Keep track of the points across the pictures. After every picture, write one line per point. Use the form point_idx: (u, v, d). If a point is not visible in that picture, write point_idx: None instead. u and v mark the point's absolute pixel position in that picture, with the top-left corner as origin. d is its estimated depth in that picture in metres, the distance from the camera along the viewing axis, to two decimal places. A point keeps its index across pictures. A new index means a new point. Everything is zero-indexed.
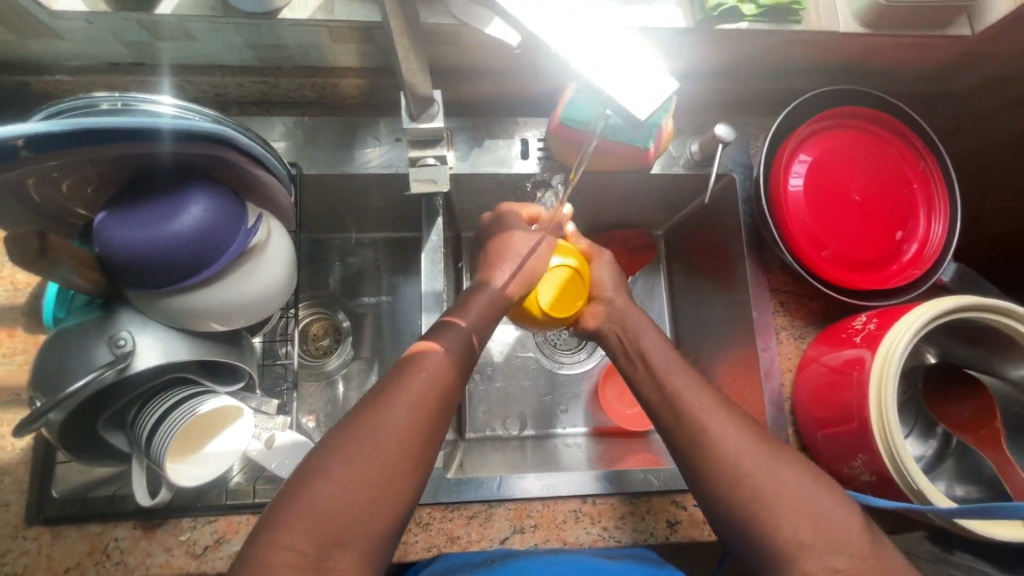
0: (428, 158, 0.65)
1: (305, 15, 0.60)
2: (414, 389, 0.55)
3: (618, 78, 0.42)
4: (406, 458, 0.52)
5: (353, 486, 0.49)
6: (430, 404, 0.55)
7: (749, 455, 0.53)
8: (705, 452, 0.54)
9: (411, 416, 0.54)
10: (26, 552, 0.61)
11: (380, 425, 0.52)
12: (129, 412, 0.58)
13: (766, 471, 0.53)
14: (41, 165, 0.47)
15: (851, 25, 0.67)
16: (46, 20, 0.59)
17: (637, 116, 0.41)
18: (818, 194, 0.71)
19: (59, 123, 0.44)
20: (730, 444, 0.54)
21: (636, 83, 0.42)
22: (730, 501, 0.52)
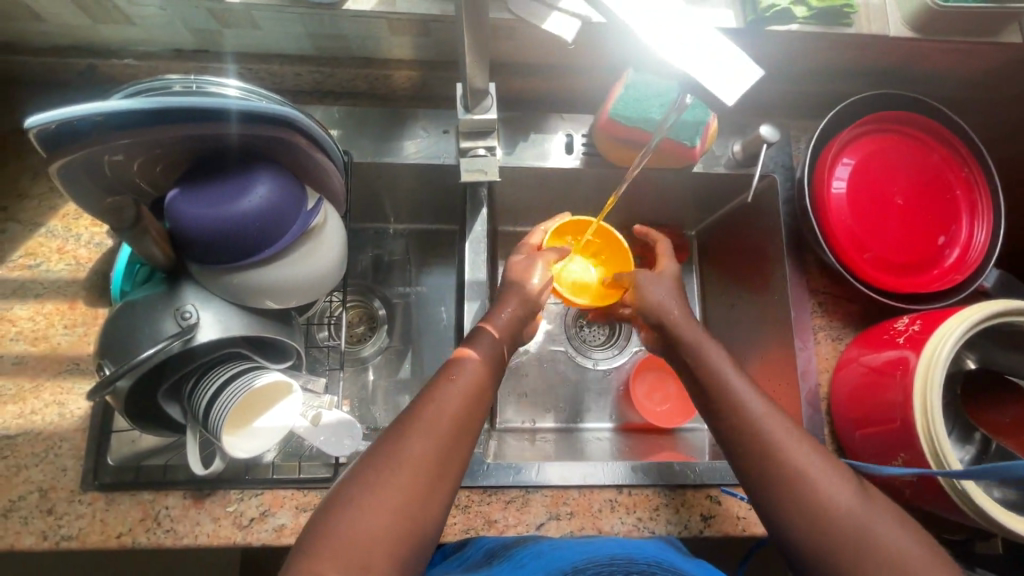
0: (479, 149, 0.68)
1: (368, 7, 0.62)
2: (433, 418, 0.54)
3: (706, 63, 0.40)
4: (425, 489, 0.51)
5: (372, 517, 0.48)
6: (453, 427, 0.55)
7: (787, 434, 0.55)
8: (745, 428, 0.56)
9: (430, 445, 0.53)
10: (80, 516, 0.63)
11: (400, 453, 0.52)
12: (187, 384, 0.60)
13: (805, 449, 0.54)
14: (120, 144, 0.49)
15: (900, 29, 0.67)
16: (123, 5, 0.62)
17: (726, 101, 0.40)
18: (861, 197, 0.72)
19: (140, 102, 0.47)
20: (770, 422, 0.56)
21: (723, 64, 0.41)
22: (781, 493, 0.53)
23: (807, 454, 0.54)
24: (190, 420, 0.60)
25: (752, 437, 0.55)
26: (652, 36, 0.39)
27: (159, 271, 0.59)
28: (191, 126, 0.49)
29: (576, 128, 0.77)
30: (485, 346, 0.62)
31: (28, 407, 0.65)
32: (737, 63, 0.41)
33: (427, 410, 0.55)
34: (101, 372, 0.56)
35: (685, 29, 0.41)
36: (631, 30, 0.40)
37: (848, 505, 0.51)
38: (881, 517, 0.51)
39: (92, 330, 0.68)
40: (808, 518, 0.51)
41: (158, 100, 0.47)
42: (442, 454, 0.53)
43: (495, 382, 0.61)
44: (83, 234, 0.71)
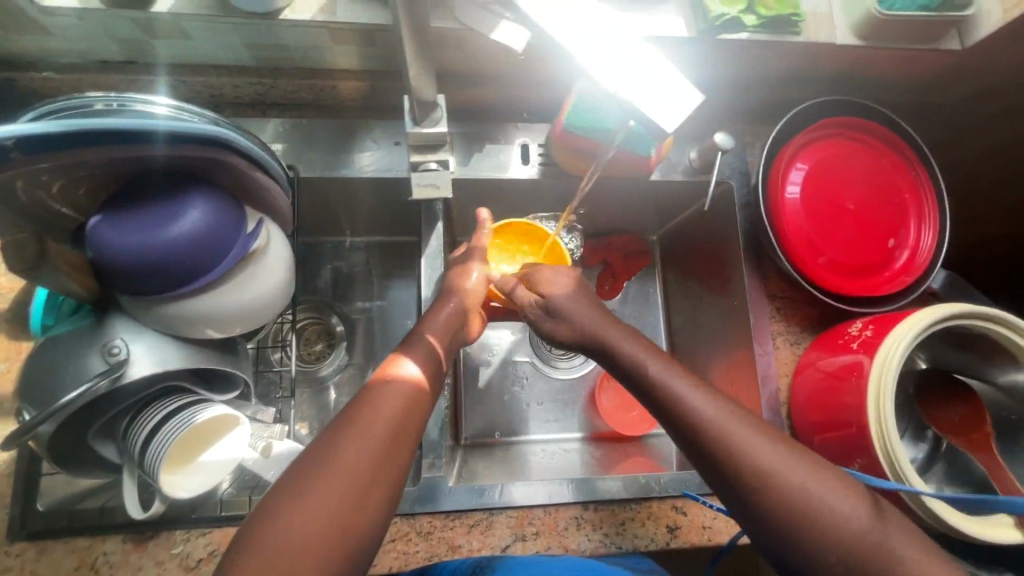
0: (430, 163, 0.65)
1: (307, 16, 0.59)
2: (370, 420, 0.51)
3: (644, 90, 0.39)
4: (361, 492, 0.47)
5: (302, 524, 0.45)
6: (394, 427, 0.51)
7: (745, 430, 0.52)
8: (697, 430, 0.53)
9: (365, 444, 0.49)
10: (9, 568, 0.58)
11: (333, 457, 0.48)
12: (122, 422, 0.56)
13: (768, 444, 0.52)
14: (31, 167, 0.45)
15: (847, 36, 0.68)
16: (35, 15, 0.57)
17: (667, 130, 0.39)
18: (814, 202, 0.73)
19: (50, 124, 0.43)
20: (728, 423, 0.53)
21: (665, 91, 0.40)
22: (793, 533, 0.49)
23: (767, 447, 0.51)
24: (126, 462, 0.57)
25: (704, 436, 0.52)
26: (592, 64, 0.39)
27: (85, 304, 0.54)
28: (121, 148, 0.46)
29: (533, 137, 0.76)
30: (427, 359, 0.58)
31: None
32: (681, 89, 0.40)
33: (365, 406, 0.51)
34: (21, 418, 0.52)
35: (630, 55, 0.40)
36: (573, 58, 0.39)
37: (851, 515, 0.49)
38: (848, 503, 0.49)
39: (16, 366, 0.63)
40: (782, 510, 0.49)
41: (73, 122, 0.43)
42: (379, 457, 0.49)
43: (433, 394, 0.57)
44: (4, 262, 0.66)
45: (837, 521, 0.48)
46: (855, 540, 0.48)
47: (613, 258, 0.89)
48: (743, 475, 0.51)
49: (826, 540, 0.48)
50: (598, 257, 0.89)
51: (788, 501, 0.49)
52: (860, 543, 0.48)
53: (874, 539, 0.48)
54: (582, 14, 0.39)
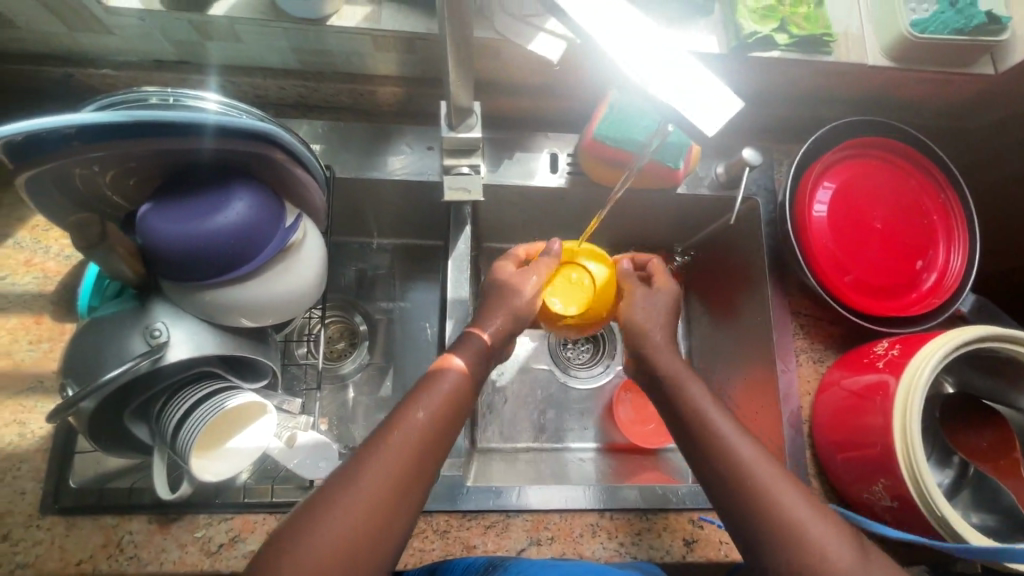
0: (463, 167, 0.67)
1: (352, 23, 0.61)
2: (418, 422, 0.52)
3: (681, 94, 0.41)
4: (404, 490, 0.49)
5: (351, 517, 0.46)
6: (438, 430, 0.53)
7: (757, 457, 0.54)
8: (709, 444, 0.55)
9: (412, 445, 0.50)
10: (39, 541, 0.60)
11: (383, 456, 0.49)
12: (156, 405, 0.58)
13: (773, 467, 0.54)
14: (86, 156, 0.48)
15: (878, 58, 0.69)
16: (100, 15, 0.60)
17: (704, 132, 0.40)
18: (841, 221, 0.73)
19: (105, 114, 0.45)
20: (746, 452, 0.54)
21: (689, 87, 0.41)
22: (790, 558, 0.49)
23: (777, 479, 0.53)
24: (157, 443, 0.58)
25: (716, 450, 0.55)
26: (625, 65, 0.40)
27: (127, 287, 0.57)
28: (168, 138, 0.49)
29: (562, 147, 0.77)
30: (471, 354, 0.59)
31: None
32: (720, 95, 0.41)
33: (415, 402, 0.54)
34: (64, 392, 0.54)
35: (668, 60, 0.41)
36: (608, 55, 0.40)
37: (842, 548, 0.49)
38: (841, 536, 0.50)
39: (58, 346, 0.65)
40: (776, 531, 0.50)
41: (127, 113, 0.46)
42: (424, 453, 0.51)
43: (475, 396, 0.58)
44: (52, 246, 0.68)
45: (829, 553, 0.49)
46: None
47: None
48: (745, 492, 0.52)
49: None
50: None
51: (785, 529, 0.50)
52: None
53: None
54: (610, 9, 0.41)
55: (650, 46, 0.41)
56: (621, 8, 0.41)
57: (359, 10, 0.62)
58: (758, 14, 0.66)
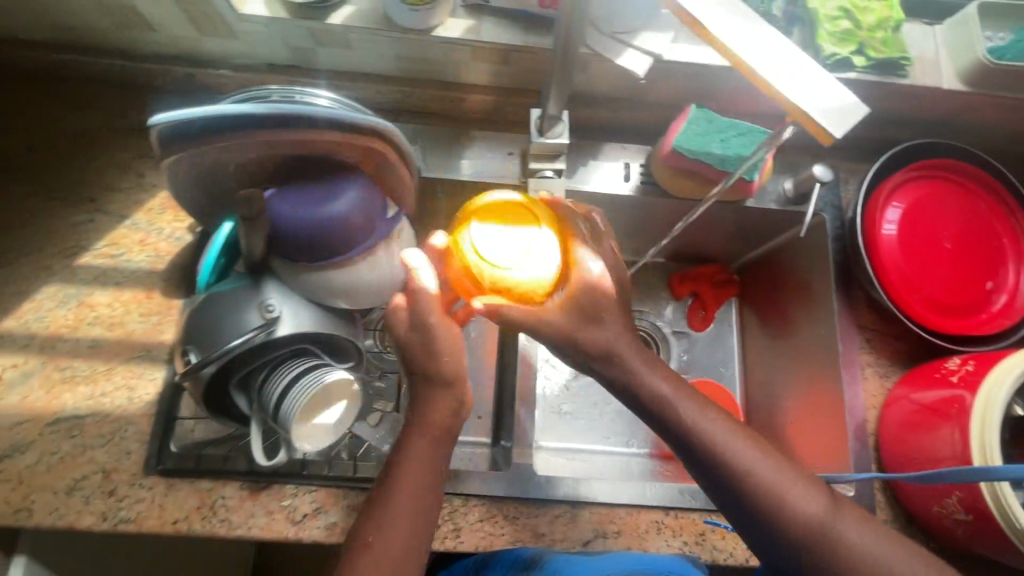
0: (546, 171, 0.71)
1: (456, 34, 0.67)
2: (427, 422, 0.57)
3: (807, 96, 0.40)
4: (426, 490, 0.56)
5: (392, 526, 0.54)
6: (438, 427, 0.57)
7: (721, 428, 0.54)
8: (680, 426, 0.54)
9: (426, 445, 0.56)
10: (141, 499, 0.64)
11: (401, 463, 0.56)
12: (258, 377, 0.62)
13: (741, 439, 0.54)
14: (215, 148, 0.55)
15: (952, 82, 0.71)
16: (231, 21, 0.67)
17: (832, 134, 0.39)
18: (910, 239, 0.75)
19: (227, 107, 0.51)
20: (713, 427, 0.54)
21: (814, 84, 0.40)
22: (782, 530, 0.52)
23: (752, 451, 0.54)
24: (257, 413, 0.62)
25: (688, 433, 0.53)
26: (753, 64, 0.40)
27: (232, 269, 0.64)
28: (292, 130, 0.53)
29: (635, 158, 0.81)
30: (442, 414, 0.57)
31: (100, 389, 0.67)
32: (847, 104, 0.40)
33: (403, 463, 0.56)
34: (184, 358, 0.58)
35: (795, 65, 0.41)
36: (736, 56, 0.40)
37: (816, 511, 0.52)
38: (814, 501, 0.52)
39: (166, 320, 0.70)
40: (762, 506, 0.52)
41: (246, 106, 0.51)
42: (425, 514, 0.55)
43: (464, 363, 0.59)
44: (165, 228, 0.74)
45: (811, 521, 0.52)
46: (826, 539, 0.51)
47: (702, 289, 0.95)
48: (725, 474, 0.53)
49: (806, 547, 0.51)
50: (688, 289, 0.95)
51: (776, 504, 0.52)
52: (830, 541, 0.51)
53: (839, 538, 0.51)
54: (727, 10, 0.41)
55: (771, 45, 0.41)
56: (738, 8, 0.41)
57: (462, 23, 0.67)
58: (837, 37, 0.69)
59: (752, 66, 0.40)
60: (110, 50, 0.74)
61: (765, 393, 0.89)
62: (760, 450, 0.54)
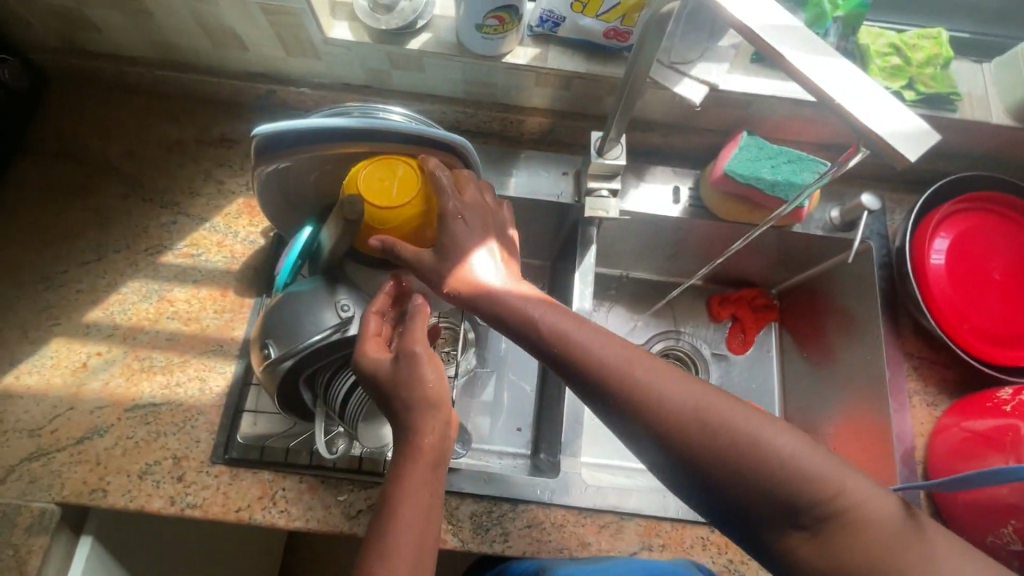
0: (602, 190, 0.75)
1: (524, 61, 0.72)
2: (427, 442, 0.54)
3: (877, 120, 0.43)
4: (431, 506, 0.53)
5: (401, 538, 0.51)
6: (435, 446, 0.55)
7: (724, 409, 0.49)
8: (677, 414, 0.49)
9: (423, 463, 0.54)
10: (207, 486, 0.67)
11: (396, 478, 0.53)
12: (328, 373, 0.65)
13: (750, 413, 0.49)
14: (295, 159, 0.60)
15: (1001, 118, 0.73)
16: (317, 44, 0.73)
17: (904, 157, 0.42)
18: (958, 269, 0.76)
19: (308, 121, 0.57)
20: (714, 408, 0.49)
21: (886, 111, 0.43)
22: (822, 517, 0.46)
23: (773, 426, 0.48)
24: (321, 408, 0.65)
25: (687, 421, 0.49)
26: (826, 89, 0.43)
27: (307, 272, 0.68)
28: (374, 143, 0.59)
29: (684, 181, 0.84)
30: (433, 437, 0.55)
31: (175, 379, 0.71)
32: (917, 129, 0.43)
33: (393, 492, 0.53)
34: (264, 351, 0.62)
35: (867, 91, 0.44)
36: (808, 81, 0.44)
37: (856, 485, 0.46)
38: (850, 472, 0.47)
39: (238, 317, 0.75)
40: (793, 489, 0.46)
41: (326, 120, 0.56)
42: (425, 542, 0.52)
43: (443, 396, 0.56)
44: (241, 232, 0.79)
45: (851, 495, 0.46)
46: (877, 514, 0.45)
47: (743, 313, 0.96)
48: (741, 459, 0.47)
49: (861, 530, 0.45)
50: (729, 311, 0.97)
51: (821, 499, 0.46)
52: (885, 518, 0.45)
53: (889, 513, 0.45)
54: (802, 43, 0.44)
55: (845, 75, 0.44)
56: (812, 41, 0.45)
57: (530, 50, 0.72)
58: (887, 72, 0.72)
59: (824, 89, 0.43)
60: (204, 68, 0.81)
61: (807, 419, 0.89)
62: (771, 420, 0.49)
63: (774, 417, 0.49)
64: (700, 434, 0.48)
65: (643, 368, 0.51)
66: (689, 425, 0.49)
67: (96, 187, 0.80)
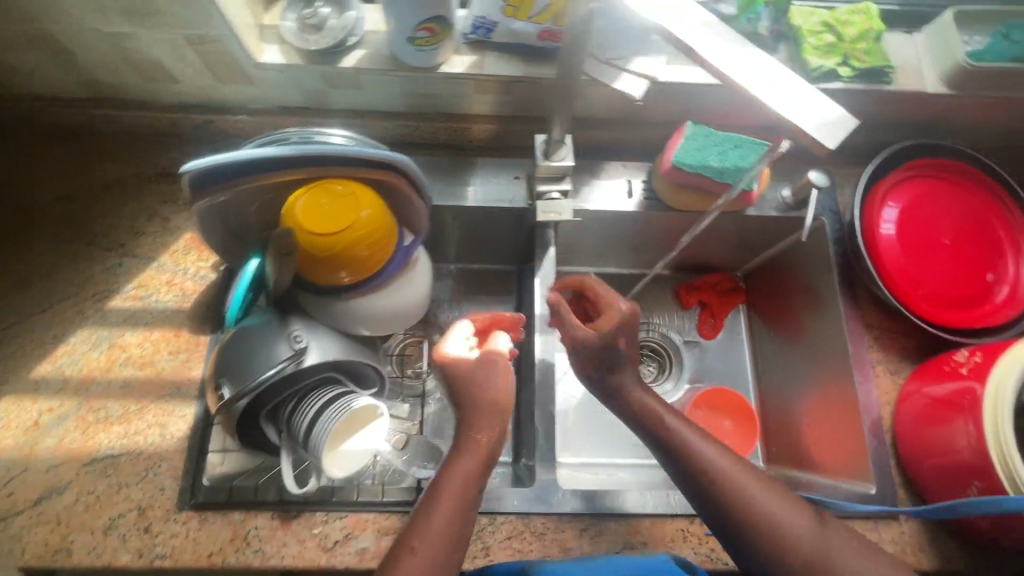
0: (553, 193, 0.74)
1: (461, 70, 0.71)
2: (484, 432, 0.60)
3: (800, 111, 0.43)
4: (470, 499, 0.56)
5: (435, 530, 0.54)
6: (491, 438, 0.60)
7: (755, 483, 0.56)
8: (712, 484, 0.56)
9: (472, 458, 0.58)
10: (175, 534, 0.65)
11: (442, 476, 0.57)
12: (288, 406, 0.64)
13: (772, 491, 0.56)
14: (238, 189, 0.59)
15: (937, 86, 0.75)
16: (247, 69, 0.71)
17: (825, 144, 0.42)
18: (908, 237, 0.77)
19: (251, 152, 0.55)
20: (745, 480, 0.56)
21: (805, 101, 0.43)
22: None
23: (790, 506, 0.56)
24: (285, 442, 0.64)
25: (719, 489, 0.56)
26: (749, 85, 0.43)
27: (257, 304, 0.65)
28: (317, 171, 0.58)
29: (636, 174, 0.84)
30: (490, 432, 0.61)
31: (133, 428, 0.69)
32: (837, 116, 0.43)
33: (445, 480, 0.57)
34: (218, 392, 0.60)
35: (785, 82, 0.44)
36: (730, 77, 0.43)
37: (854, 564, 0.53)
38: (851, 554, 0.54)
39: (194, 357, 0.73)
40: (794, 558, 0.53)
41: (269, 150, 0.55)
42: (458, 531, 0.55)
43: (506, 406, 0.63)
44: (189, 268, 0.77)
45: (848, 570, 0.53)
46: None
47: (710, 299, 0.97)
48: (755, 530, 0.55)
49: None
50: (695, 299, 0.97)
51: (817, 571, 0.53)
52: None
53: None
54: (718, 40, 0.44)
55: (763, 67, 0.44)
56: (732, 36, 0.44)
57: (466, 59, 0.71)
58: (822, 50, 0.73)
59: (746, 85, 0.43)
60: (134, 102, 0.78)
61: (780, 397, 0.90)
62: (789, 498, 0.56)
63: (796, 499, 0.57)
64: (727, 500, 0.56)
65: (698, 438, 0.59)
66: (720, 492, 0.56)
67: (32, 236, 0.77)
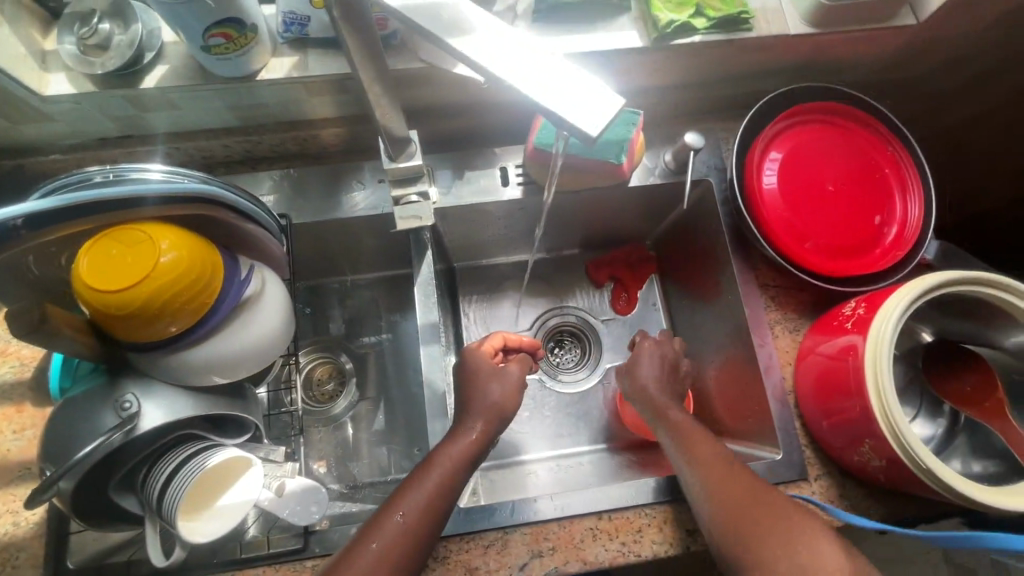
0: (411, 196, 0.67)
1: (282, 74, 0.63)
2: (485, 407, 0.65)
3: (573, 103, 0.38)
4: (457, 471, 0.60)
5: (420, 500, 0.56)
6: (492, 414, 0.65)
7: (734, 467, 0.58)
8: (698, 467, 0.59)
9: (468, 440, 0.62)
10: None
11: (434, 457, 0.60)
12: (140, 473, 0.58)
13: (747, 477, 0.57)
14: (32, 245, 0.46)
15: (799, 27, 0.70)
16: (36, 105, 0.62)
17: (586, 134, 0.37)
18: (793, 189, 0.73)
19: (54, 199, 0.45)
20: (726, 464, 0.59)
21: (576, 90, 0.39)
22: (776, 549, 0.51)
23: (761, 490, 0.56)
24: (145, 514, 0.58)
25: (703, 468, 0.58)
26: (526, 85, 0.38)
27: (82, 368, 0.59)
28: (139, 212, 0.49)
29: (509, 159, 0.79)
30: (489, 416, 0.65)
31: None
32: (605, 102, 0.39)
33: (438, 455, 0.61)
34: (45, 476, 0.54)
35: (557, 70, 0.39)
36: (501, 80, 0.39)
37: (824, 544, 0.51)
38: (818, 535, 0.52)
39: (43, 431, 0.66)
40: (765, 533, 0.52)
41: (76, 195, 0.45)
42: (443, 503, 0.58)
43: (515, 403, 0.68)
44: None
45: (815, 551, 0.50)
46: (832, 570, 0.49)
47: (621, 273, 0.94)
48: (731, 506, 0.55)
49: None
50: (605, 275, 0.94)
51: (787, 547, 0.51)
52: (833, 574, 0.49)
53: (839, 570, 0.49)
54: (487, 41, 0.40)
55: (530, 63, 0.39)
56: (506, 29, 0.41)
57: (286, 61, 0.64)
58: (673, 3, 0.67)
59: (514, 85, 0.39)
60: None
61: (697, 365, 0.88)
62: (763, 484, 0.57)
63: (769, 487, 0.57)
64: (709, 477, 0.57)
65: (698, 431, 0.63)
66: (705, 472, 0.58)
67: None
